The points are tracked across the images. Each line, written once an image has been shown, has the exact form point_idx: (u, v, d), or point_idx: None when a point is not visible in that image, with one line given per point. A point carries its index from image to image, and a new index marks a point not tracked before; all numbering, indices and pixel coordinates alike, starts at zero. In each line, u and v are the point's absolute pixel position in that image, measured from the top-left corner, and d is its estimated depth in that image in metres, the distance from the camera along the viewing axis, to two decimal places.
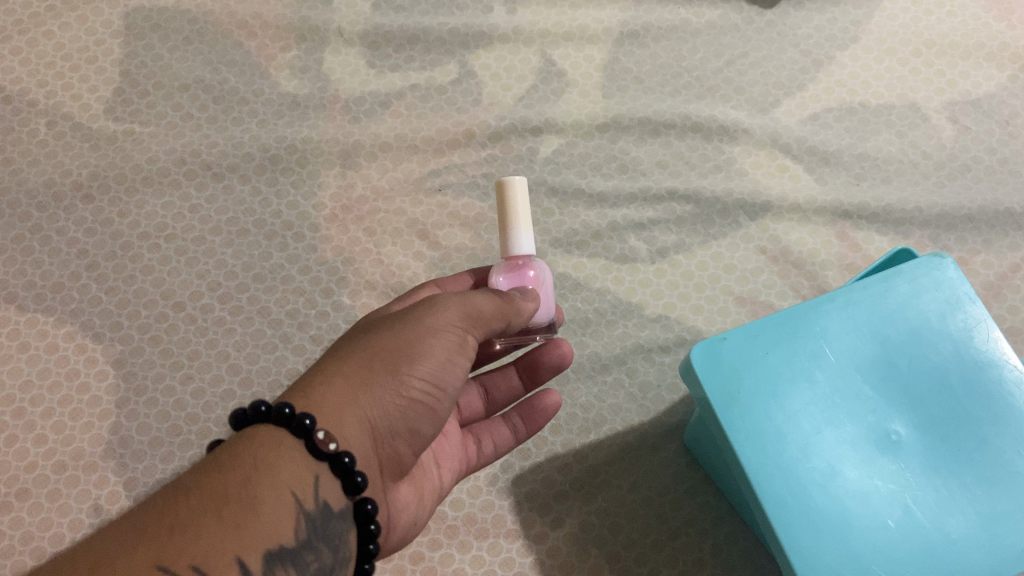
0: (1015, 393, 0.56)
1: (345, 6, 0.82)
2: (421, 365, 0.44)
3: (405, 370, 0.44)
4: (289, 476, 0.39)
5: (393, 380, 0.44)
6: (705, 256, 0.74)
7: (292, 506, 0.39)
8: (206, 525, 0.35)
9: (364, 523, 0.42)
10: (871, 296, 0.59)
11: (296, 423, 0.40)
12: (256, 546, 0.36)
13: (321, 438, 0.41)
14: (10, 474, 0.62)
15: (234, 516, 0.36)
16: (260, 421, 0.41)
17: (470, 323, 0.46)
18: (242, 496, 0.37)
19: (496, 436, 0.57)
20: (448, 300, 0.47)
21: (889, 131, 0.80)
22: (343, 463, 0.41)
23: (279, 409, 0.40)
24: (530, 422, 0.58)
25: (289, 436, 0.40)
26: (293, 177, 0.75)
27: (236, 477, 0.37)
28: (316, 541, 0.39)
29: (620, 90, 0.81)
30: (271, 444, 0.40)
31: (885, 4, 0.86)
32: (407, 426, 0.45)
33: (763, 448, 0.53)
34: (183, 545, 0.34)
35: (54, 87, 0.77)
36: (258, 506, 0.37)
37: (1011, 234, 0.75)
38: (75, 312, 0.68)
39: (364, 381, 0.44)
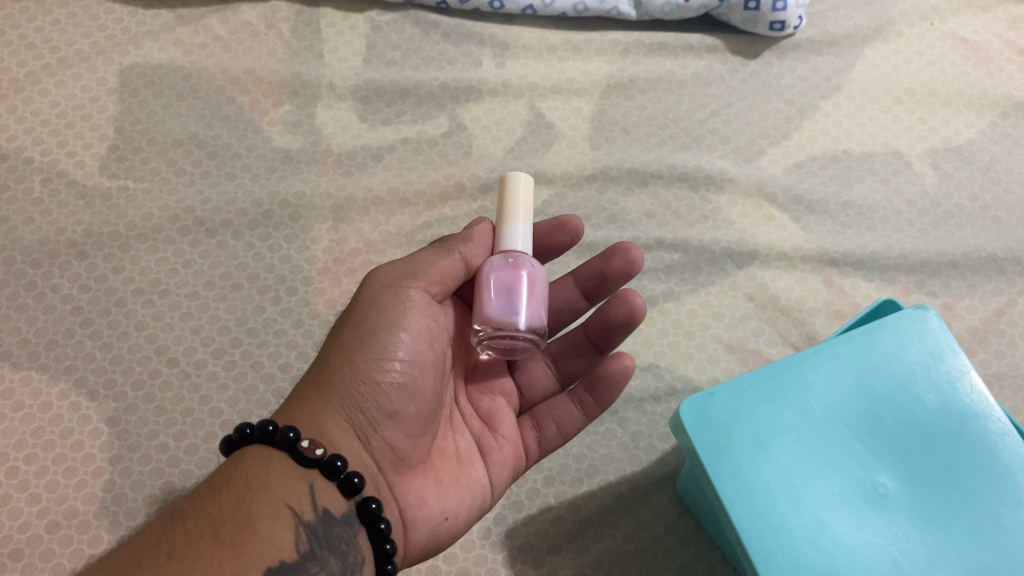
0: (1001, 446, 0.57)
1: (337, 63, 0.84)
2: (372, 346, 0.48)
3: (358, 354, 0.48)
4: (282, 490, 0.42)
5: (350, 368, 0.48)
6: (693, 305, 0.75)
7: (289, 518, 0.41)
8: (203, 547, 0.38)
9: (373, 523, 0.44)
10: (856, 348, 0.61)
11: (279, 437, 0.43)
12: (257, 563, 0.38)
13: (306, 446, 0.43)
14: (3, 535, 0.61)
15: (230, 536, 0.39)
16: (246, 443, 0.44)
17: (408, 279, 0.51)
18: (237, 517, 0.40)
19: (561, 418, 0.59)
20: (383, 270, 0.52)
21: (873, 179, 0.81)
22: (333, 466, 0.44)
23: (261, 426, 0.44)
24: (598, 397, 0.58)
25: (276, 451, 0.44)
26: (286, 231, 0.76)
27: (231, 499, 0.41)
28: (320, 551, 0.41)
29: (608, 141, 0.82)
30: (262, 462, 0.43)
31: (867, 53, 0.88)
32: (385, 411, 0.48)
33: (752, 504, 0.53)
34: (181, 569, 0.36)
35: (50, 145, 0.78)
36: (254, 524, 0.40)
37: (993, 279, 0.76)
38: (70, 369, 0.68)
39: (325, 383, 0.48)
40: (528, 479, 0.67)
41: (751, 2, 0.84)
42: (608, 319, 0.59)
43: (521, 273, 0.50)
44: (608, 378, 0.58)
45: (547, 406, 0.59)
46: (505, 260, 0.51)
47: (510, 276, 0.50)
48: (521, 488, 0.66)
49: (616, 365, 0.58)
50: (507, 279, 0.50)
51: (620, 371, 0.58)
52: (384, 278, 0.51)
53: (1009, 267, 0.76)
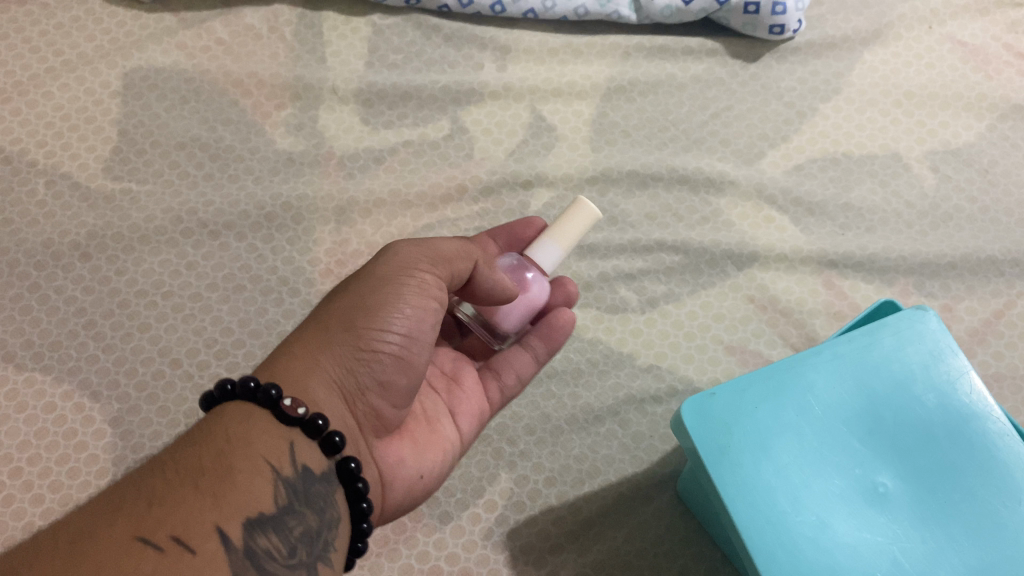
0: (1000, 446, 0.58)
1: (339, 65, 0.84)
2: (381, 317, 0.49)
3: (360, 323, 0.49)
4: (262, 446, 0.42)
5: (354, 335, 0.48)
6: (694, 306, 0.75)
7: (269, 473, 0.41)
8: (184, 495, 0.37)
9: (350, 481, 0.45)
10: (856, 348, 0.61)
11: (262, 394, 0.43)
12: (237, 513, 0.38)
13: (288, 405, 0.44)
14: (9, 535, 0.62)
15: (210, 487, 0.38)
16: (226, 400, 0.44)
17: (423, 266, 0.52)
18: (216, 469, 0.39)
19: (518, 367, 0.62)
20: (402, 250, 0.52)
21: (872, 181, 0.82)
22: (315, 425, 0.44)
23: (244, 384, 0.44)
24: (550, 343, 0.62)
25: (257, 408, 0.43)
26: (289, 233, 0.76)
27: (211, 452, 0.40)
28: (299, 506, 0.41)
29: (609, 144, 0.83)
30: (241, 417, 0.43)
31: (866, 56, 0.88)
32: (376, 378, 0.49)
33: (753, 503, 0.54)
34: (162, 517, 0.36)
35: (53, 147, 0.78)
36: (234, 478, 0.39)
37: (992, 281, 0.77)
38: (73, 370, 0.69)
39: (322, 344, 0.48)
40: (529, 480, 0.67)
41: (751, 6, 0.84)
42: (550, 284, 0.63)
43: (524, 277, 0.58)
44: (556, 327, 0.62)
45: (503, 357, 0.62)
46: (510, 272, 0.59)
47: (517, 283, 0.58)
48: (523, 489, 0.67)
49: (558, 318, 0.62)
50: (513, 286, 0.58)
51: (566, 322, 0.63)
52: (401, 259, 0.51)
53: (1008, 268, 0.77)
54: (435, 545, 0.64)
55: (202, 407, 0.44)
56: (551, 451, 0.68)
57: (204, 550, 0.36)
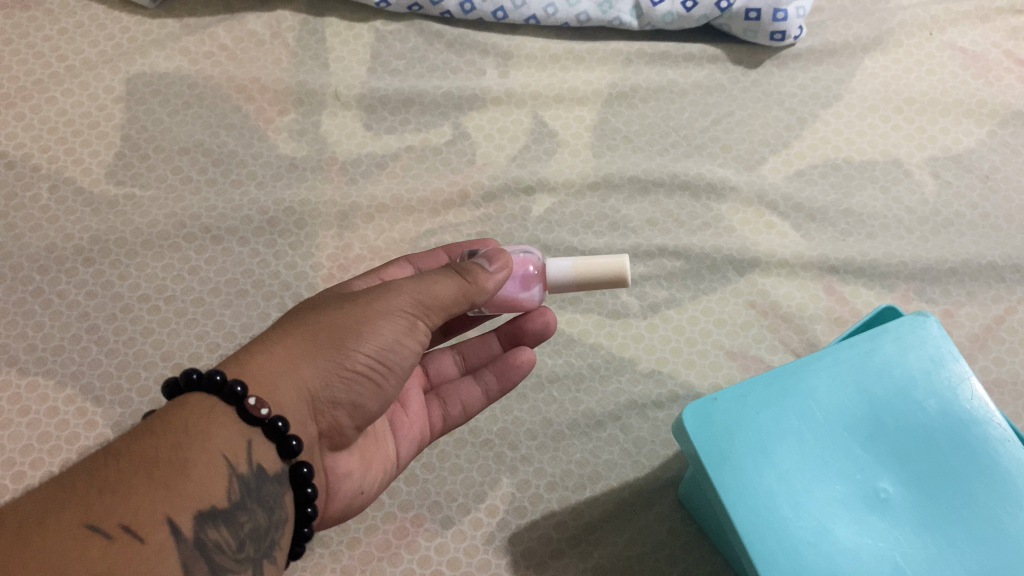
0: (1001, 451, 0.58)
1: (342, 71, 0.85)
2: (365, 345, 0.48)
3: (348, 346, 0.47)
4: (221, 440, 0.42)
5: (338, 358, 0.47)
6: (695, 311, 0.75)
7: (224, 469, 0.41)
8: (137, 485, 0.37)
9: (300, 486, 0.45)
10: (858, 354, 0.61)
11: (227, 390, 0.43)
12: (188, 505, 0.39)
13: (253, 404, 0.44)
14: None
15: (165, 478, 0.38)
16: (191, 389, 0.43)
17: (420, 311, 0.49)
18: (173, 459, 0.39)
19: (465, 397, 0.60)
20: (404, 285, 0.50)
21: (873, 187, 0.82)
22: (275, 427, 0.44)
23: (210, 376, 0.43)
24: (503, 382, 0.60)
25: (220, 403, 0.43)
26: (291, 238, 0.76)
27: (168, 441, 0.40)
28: (249, 503, 0.42)
29: (610, 149, 0.83)
30: (203, 410, 0.43)
31: (867, 63, 0.88)
32: (348, 398, 0.48)
33: (754, 507, 0.54)
34: (112, 507, 0.36)
35: (57, 153, 0.78)
36: (189, 470, 0.40)
37: (993, 286, 0.77)
38: (76, 375, 0.69)
39: (307, 354, 0.47)
40: (530, 485, 0.67)
41: (752, 13, 0.84)
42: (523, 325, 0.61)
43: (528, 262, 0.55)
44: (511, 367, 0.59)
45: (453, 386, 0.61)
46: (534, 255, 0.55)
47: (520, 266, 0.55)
48: (524, 494, 0.67)
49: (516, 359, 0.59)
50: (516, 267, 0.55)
51: (525, 362, 0.59)
52: (401, 293, 0.49)
53: (1009, 274, 0.77)
54: (437, 550, 0.64)
55: (165, 393, 0.44)
56: (553, 456, 0.68)
57: (154, 541, 0.37)
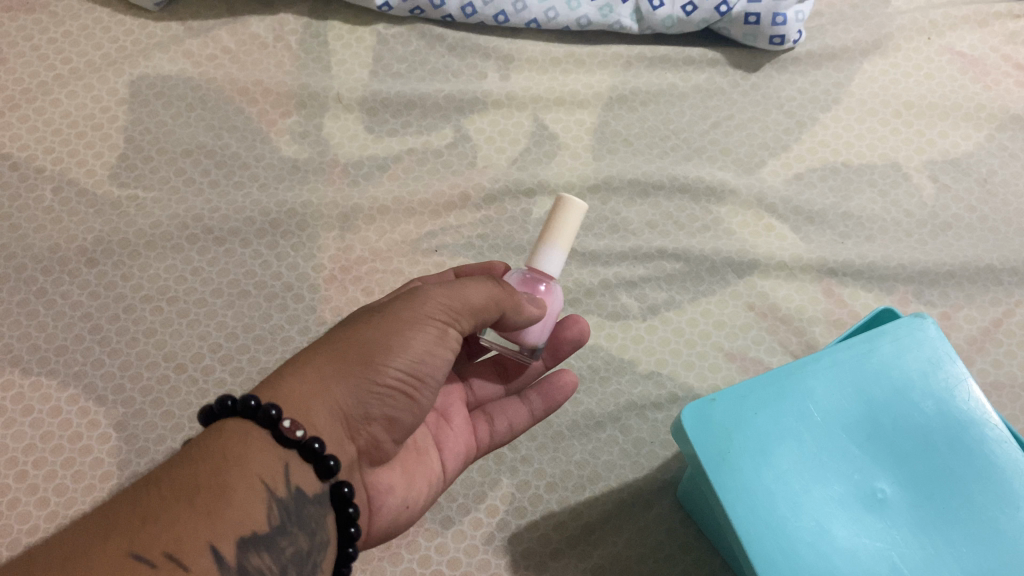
0: (998, 452, 0.58)
1: (344, 74, 0.85)
2: (397, 357, 0.47)
3: (380, 360, 0.47)
4: (258, 465, 0.42)
5: (370, 373, 0.47)
6: (695, 313, 0.76)
7: (263, 493, 0.41)
8: (179, 512, 0.37)
9: (342, 506, 0.45)
10: (856, 355, 0.61)
11: (262, 414, 0.43)
12: (230, 532, 0.39)
13: (287, 426, 0.43)
14: (12, 538, 0.62)
15: (206, 504, 0.38)
16: (227, 415, 0.44)
17: (449, 319, 0.50)
18: (213, 485, 0.39)
19: (512, 415, 0.60)
20: (432, 293, 0.50)
21: (871, 191, 0.82)
22: (312, 449, 0.44)
23: (245, 401, 0.43)
24: (547, 400, 0.61)
25: (255, 427, 0.43)
26: (293, 240, 0.77)
27: (208, 466, 0.40)
28: (290, 526, 0.42)
29: (610, 152, 0.83)
30: (239, 435, 0.42)
31: (866, 67, 0.89)
32: (381, 412, 0.48)
33: (753, 508, 0.54)
34: (157, 533, 0.36)
35: (60, 154, 0.79)
36: (230, 495, 0.40)
37: (991, 289, 0.77)
38: (79, 375, 0.69)
39: (339, 372, 0.47)
40: (530, 485, 0.67)
41: (752, 17, 0.85)
42: (561, 338, 0.61)
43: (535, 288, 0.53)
44: (555, 388, 0.61)
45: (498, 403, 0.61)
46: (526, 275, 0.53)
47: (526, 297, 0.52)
48: (524, 494, 0.67)
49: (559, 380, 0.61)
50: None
51: (567, 384, 0.61)
52: (430, 304, 0.49)
53: (1007, 277, 0.77)
54: (437, 550, 0.64)
55: (201, 421, 0.44)
56: (553, 457, 0.69)
57: (198, 569, 0.37)
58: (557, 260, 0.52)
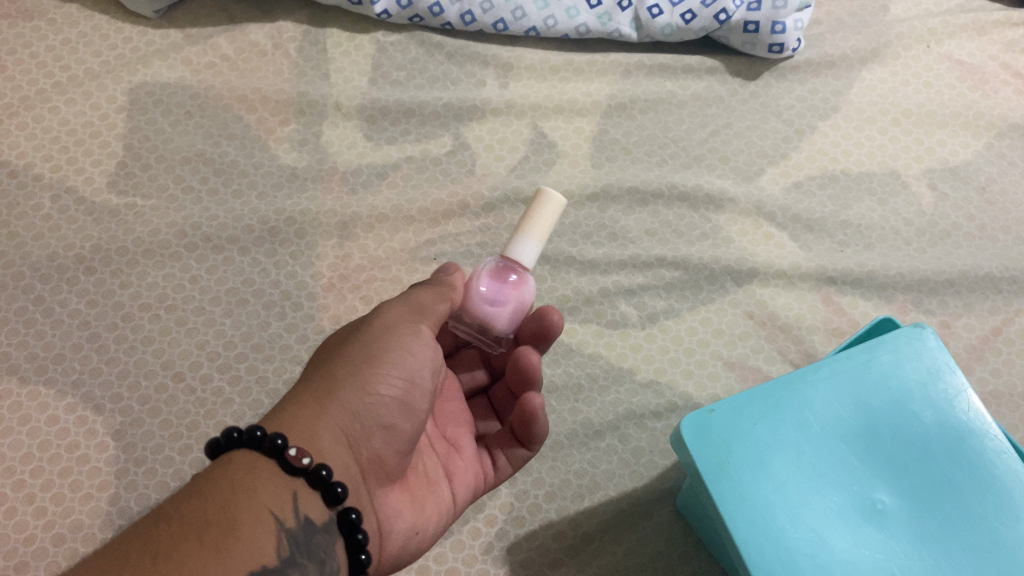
0: (998, 463, 0.58)
1: (343, 82, 0.85)
2: (381, 359, 0.49)
3: (367, 366, 0.49)
4: (266, 497, 0.42)
5: (360, 381, 0.48)
6: (694, 321, 0.76)
7: (272, 526, 0.41)
8: (189, 550, 0.37)
9: (350, 532, 0.45)
10: (854, 365, 0.61)
11: (268, 444, 0.43)
12: (240, 567, 0.39)
13: (294, 455, 0.44)
14: (9, 548, 0.62)
15: (215, 540, 0.38)
16: (233, 447, 0.44)
17: (417, 318, 0.52)
18: (221, 520, 0.39)
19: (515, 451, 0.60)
20: (395, 305, 0.53)
21: (870, 199, 0.82)
22: (318, 476, 0.44)
23: (250, 432, 0.44)
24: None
25: (263, 458, 0.43)
26: (291, 248, 0.77)
27: (215, 502, 0.40)
28: (300, 558, 0.42)
29: (609, 160, 0.83)
30: (246, 467, 0.43)
31: (865, 75, 0.89)
32: (382, 424, 0.49)
33: (752, 520, 0.54)
34: (167, 573, 0.36)
35: (58, 162, 0.79)
36: (238, 530, 0.40)
37: (991, 298, 0.77)
38: (76, 384, 0.69)
39: (327, 389, 0.48)
40: (529, 495, 0.67)
41: (751, 25, 0.85)
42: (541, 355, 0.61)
43: (511, 278, 0.53)
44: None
45: None
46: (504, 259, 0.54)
47: (500, 286, 0.53)
48: (523, 503, 0.67)
49: None
50: (496, 288, 0.53)
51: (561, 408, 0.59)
52: (397, 311, 0.52)
53: (1006, 286, 0.77)
54: (435, 560, 0.64)
55: (207, 453, 0.44)
56: (551, 466, 0.69)
57: None
58: (531, 250, 0.52)
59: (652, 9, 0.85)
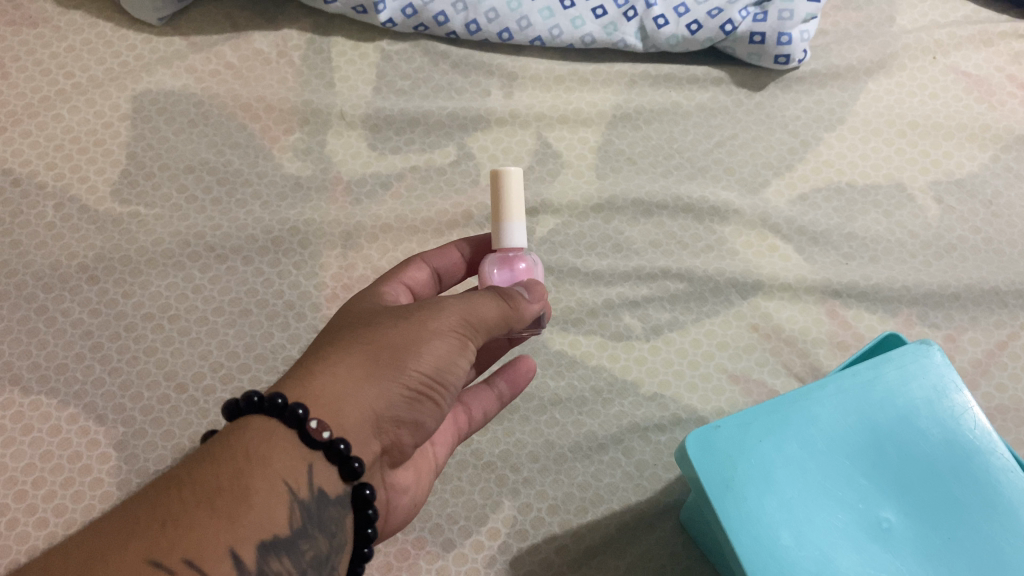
0: (1004, 481, 0.58)
1: (347, 91, 0.85)
2: (424, 365, 0.46)
3: (409, 367, 0.46)
4: (282, 466, 0.42)
5: (397, 380, 0.46)
6: (698, 334, 0.75)
7: (286, 495, 0.41)
8: (198, 517, 0.37)
9: (361, 509, 0.45)
10: (860, 382, 0.61)
11: (289, 414, 0.43)
12: (252, 536, 0.38)
13: (314, 427, 0.43)
14: (11, 559, 0.62)
15: (226, 508, 0.38)
16: (251, 412, 0.43)
17: (473, 332, 0.48)
18: (234, 488, 0.39)
19: (483, 400, 0.60)
20: (452, 301, 0.48)
21: (876, 211, 0.82)
22: (338, 450, 0.44)
23: (272, 400, 0.43)
24: (513, 384, 0.61)
25: (282, 426, 0.43)
26: (295, 257, 0.76)
27: (230, 468, 0.40)
28: (310, 529, 0.42)
29: (614, 171, 0.83)
30: (265, 433, 0.42)
31: (870, 86, 0.89)
32: (408, 418, 0.48)
33: (757, 536, 0.54)
34: (175, 540, 0.36)
35: (63, 170, 0.79)
36: (250, 498, 0.39)
37: (996, 312, 0.77)
38: (79, 394, 0.69)
39: (369, 376, 0.46)
40: (532, 507, 0.67)
41: (757, 36, 0.85)
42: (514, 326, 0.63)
43: (520, 266, 0.54)
44: (517, 371, 0.60)
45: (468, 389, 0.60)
46: (501, 255, 0.55)
47: (510, 273, 0.54)
48: (526, 517, 0.66)
49: (522, 363, 0.61)
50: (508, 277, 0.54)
51: (529, 366, 0.61)
52: (453, 317, 0.48)
53: (1011, 300, 0.77)
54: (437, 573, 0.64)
55: (224, 414, 0.44)
56: (555, 479, 0.68)
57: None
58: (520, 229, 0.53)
59: (657, 19, 0.85)
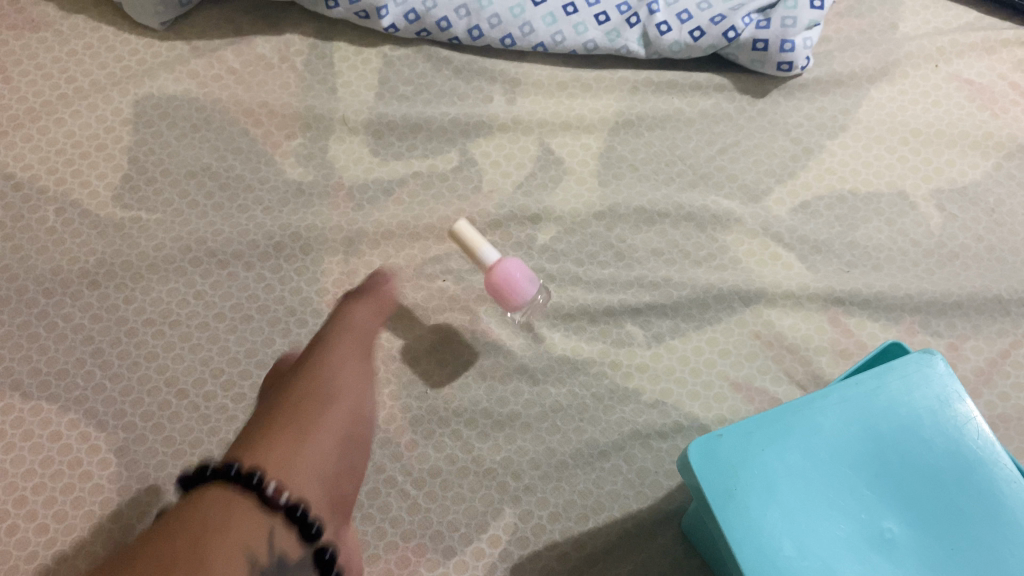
0: (1007, 492, 0.57)
1: (349, 96, 0.85)
2: (343, 401, 0.51)
3: (332, 401, 0.50)
4: (241, 534, 0.40)
5: (328, 415, 0.49)
6: (700, 341, 0.75)
7: (246, 563, 0.40)
8: None
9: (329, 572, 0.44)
10: (863, 392, 0.61)
11: (243, 480, 0.42)
12: None
13: (272, 490, 0.43)
14: (10, 565, 0.62)
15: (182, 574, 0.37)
16: (205, 486, 0.42)
17: (365, 375, 0.54)
18: (190, 553, 0.38)
19: None
20: (339, 360, 0.54)
21: (879, 219, 0.82)
22: (299, 512, 0.43)
23: (224, 471, 0.43)
24: None
25: (238, 494, 0.42)
26: (297, 263, 0.76)
27: (186, 537, 0.39)
28: None
29: (616, 178, 0.83)
30: (221, 504, 0.41)
31: (873, 94, 0.89)
32: (348, 467, 0.49)
33: (760, 548, 0.54)
34: None
35: (64, 174, 0.79)
36: (208, 561, 0.38)
37: (999, 320, 0.77)
38: (80, 400, 0.69)
39: (304, 426, 0.48)
40: (533, 515, 0.67)
41: (760, 43, 0.85)
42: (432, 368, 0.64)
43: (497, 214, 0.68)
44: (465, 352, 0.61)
45: None
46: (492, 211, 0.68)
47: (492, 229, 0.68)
48: (526, 524, 0.66)
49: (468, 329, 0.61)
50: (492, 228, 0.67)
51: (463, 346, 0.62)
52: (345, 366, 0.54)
53: (1014, 308, 0.77)
54: None
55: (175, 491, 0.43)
56: (556, 486, 0.68)
57: None
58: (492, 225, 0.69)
59: (660, 25, 0.85)
